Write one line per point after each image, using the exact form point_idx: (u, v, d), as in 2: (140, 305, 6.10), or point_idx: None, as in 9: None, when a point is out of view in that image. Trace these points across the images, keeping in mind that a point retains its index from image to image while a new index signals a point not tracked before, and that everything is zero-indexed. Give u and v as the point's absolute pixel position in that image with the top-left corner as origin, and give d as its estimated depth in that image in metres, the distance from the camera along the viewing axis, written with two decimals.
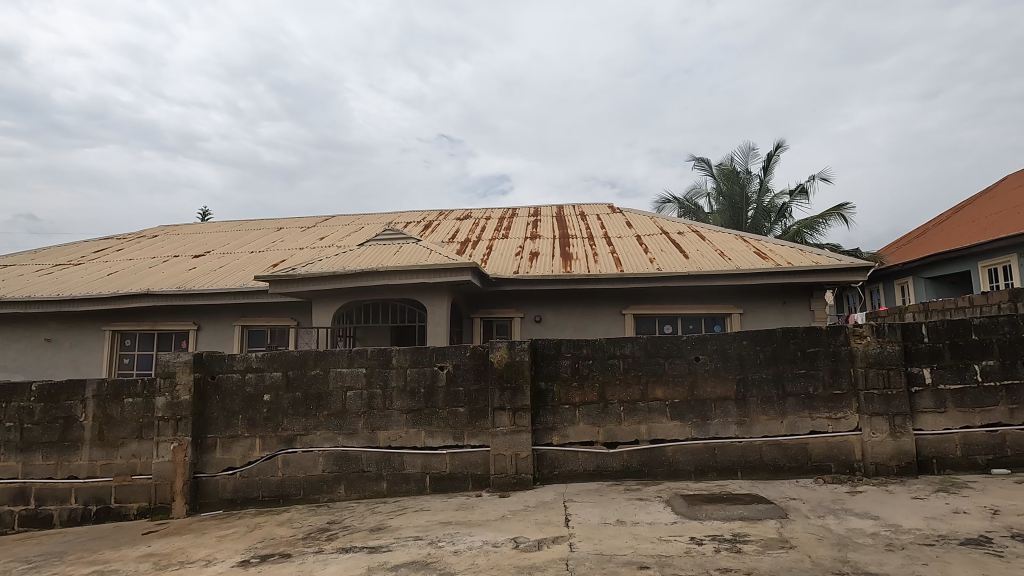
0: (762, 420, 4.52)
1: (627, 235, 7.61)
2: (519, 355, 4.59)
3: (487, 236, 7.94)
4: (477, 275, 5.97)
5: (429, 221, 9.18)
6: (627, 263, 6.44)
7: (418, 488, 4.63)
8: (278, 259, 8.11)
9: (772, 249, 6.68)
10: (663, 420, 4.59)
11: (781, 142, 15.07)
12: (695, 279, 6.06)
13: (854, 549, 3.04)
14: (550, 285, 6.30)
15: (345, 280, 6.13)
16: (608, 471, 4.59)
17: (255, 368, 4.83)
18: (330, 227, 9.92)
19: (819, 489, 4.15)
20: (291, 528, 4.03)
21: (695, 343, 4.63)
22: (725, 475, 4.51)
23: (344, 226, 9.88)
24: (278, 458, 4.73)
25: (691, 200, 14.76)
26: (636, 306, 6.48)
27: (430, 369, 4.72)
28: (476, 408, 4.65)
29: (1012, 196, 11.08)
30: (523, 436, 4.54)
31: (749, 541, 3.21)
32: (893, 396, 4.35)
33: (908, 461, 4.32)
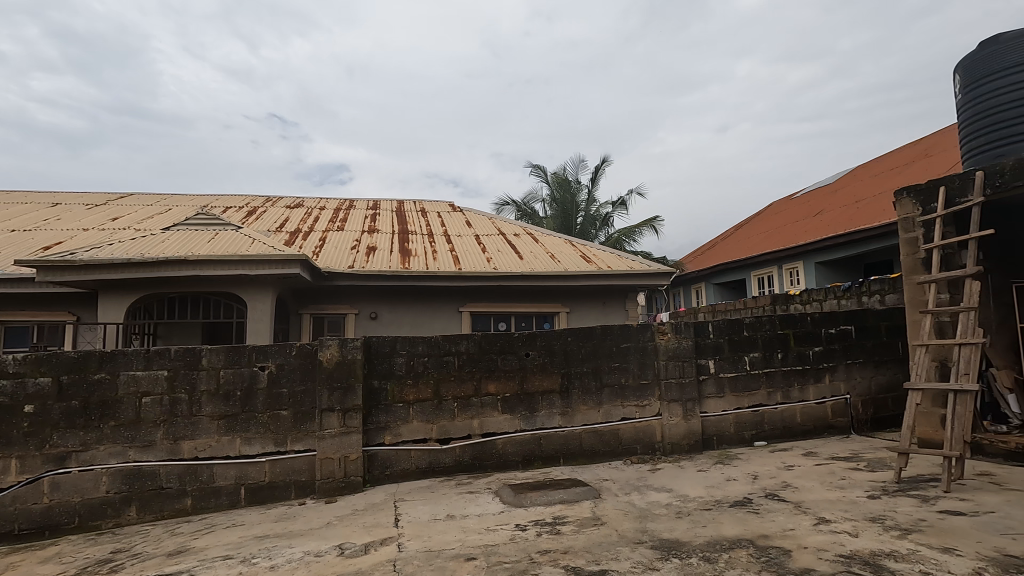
0: (582, 410, 4.93)
1: (466, 234, 7.74)
2: (351, 353, 4.40)
3: (320, 227, 7.47)
4: (307, 268, 5.59)
5: (253, 207, 8.35)
6: (465, 262, 6.55)
7: (230, 502, 4.18)
8: (51, 241, 6.69)
9: (595, 253, 7.33)
10: (494, 414, 4.76)
11: (607, 157, 16.62)
12: (528, 279, 6.40)
13: (652, 520, 3.47)
14: (387, 281, 6.14)
15: (144, 269, 5.29)
16: (440, 467, 4.62)
17: (12, 374, 3.93)
18: (126, 206, 8.48)
19: (626, 469, 4.66)
20: (59, 564, 3.35)
21: (525, 340, 4.89)
22: (549, 463, 4.82)
23: (145, 206, 8.53)
24: (43, 481, 3.91)
25: (527, 204, 15.55)
26: (472, 303, 6.63)
27: (248, 370, 4.29)
28: (302, 410, 4.34)
29: (776, 218, 13.63)
30: (353, 438, 4.35)
31: (567, 522, 3.48)
32: (686, 384, 5.06)
33: (695, 439, 5.05)
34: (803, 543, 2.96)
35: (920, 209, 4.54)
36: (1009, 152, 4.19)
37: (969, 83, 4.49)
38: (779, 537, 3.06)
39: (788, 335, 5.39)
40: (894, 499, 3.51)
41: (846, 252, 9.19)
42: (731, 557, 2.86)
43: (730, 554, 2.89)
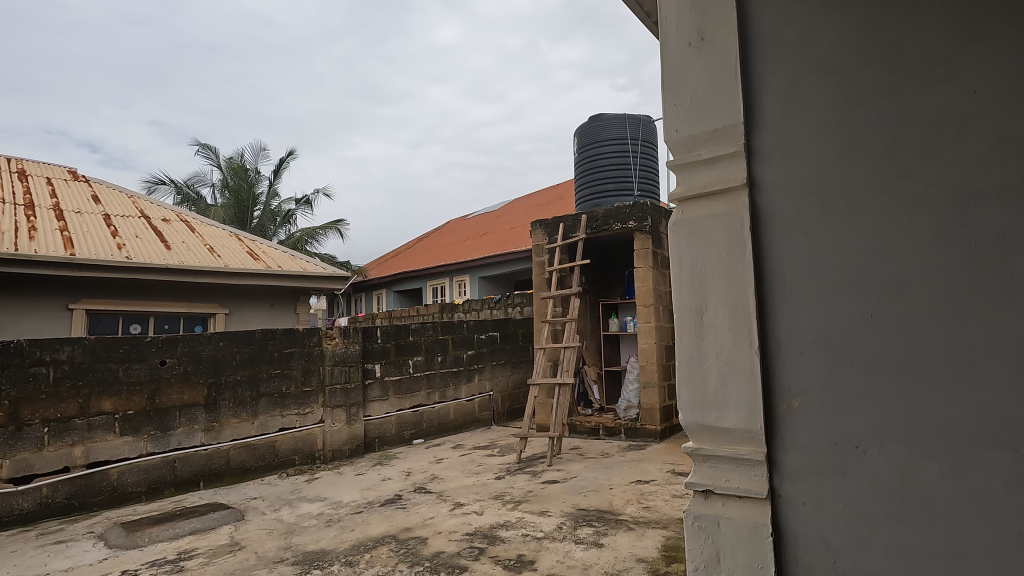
0: (232, 423, 4.39)
1: (91, 211, 6.12)
2: None
3: None
4: None
5: None
6: (82, 246, 5.14)
7: None
8: None
9: (264, 251, 6.73)
10: (107, 437, 3.82)
11: (293, 150, 15.61)
12: (174, 273, 5.43)
13: (298, 534, 3.31)
14: None
15: None
16: (11, 516, 3.44)
17: None
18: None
19: (280, 484, 4.35)
20: None
21: (161, 345, 4.10)
22: (184, 489, 4.13)
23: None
24: None
25: (191, 187, 13.35)
26: (91, 299, 5.25)
27: None
28: None
29: (451, 235, 15.09)
30: None
31: (195, 555, 3.01)
32: (351, 389, 5.06)
33: (357, 444, 5.08)
34: (438, 528, 3.25)
35: (547, 239, 5.62)
36: (602, 204, 5.58)
37: (583, 146, 5.81)
38: (419, 527, 3.30)
39: (447, 340, 5.96)
40: (513, 477, 4.21)
41: (501, 269, 10.79)
42: (372, 555, 2.93)
43: (372, 553, 2.96)
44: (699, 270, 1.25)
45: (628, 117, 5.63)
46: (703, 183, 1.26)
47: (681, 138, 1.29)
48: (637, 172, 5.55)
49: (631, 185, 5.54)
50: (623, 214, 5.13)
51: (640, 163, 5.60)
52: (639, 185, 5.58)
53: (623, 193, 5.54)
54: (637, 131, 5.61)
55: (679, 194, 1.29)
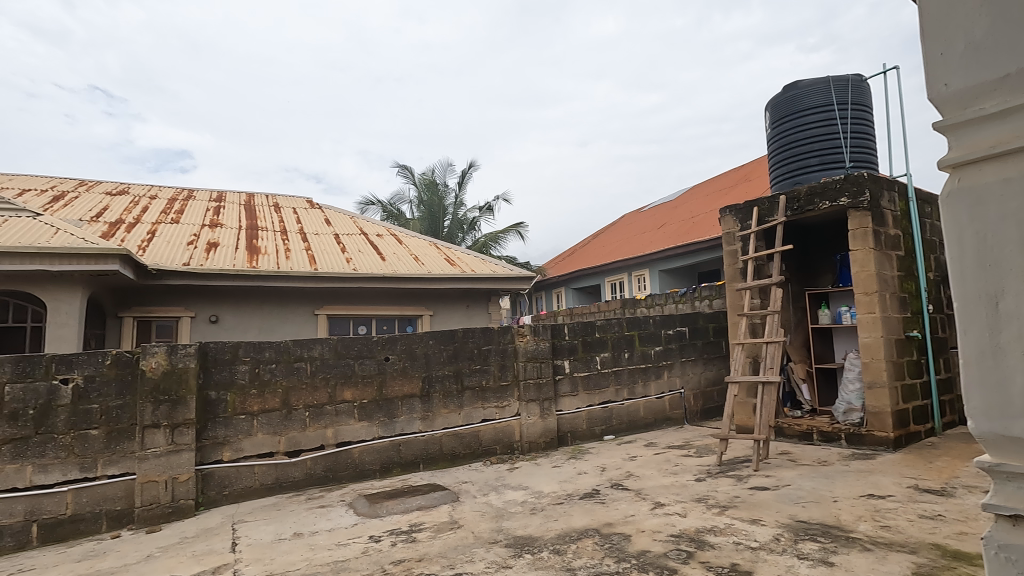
0: (443, 413, 4.89)
1: (325, 232, 7.33)
2: (182, 361, 3.89)
3: (150, 219, 6.53)
4: (131, 263, 4.76)
5: (58, 190, 6.90)
6: (321, 262, 6.18)
7: (17, 544, 3.43)
8: None
9: (458, 256, 7.37)
10: (350, 422, 4.53)
11: (474, 162, 16.84)
12: (389, 280, 6.23)
13: (508, 518, 3.55)
14: (231, 281, 5.57)
15: None
16: (288, 482, 4.27)
17: None
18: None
19: (486, 470, 4.72)
20: None
21: (385, 343, 4.73)
22: (408, 469, 4.71)
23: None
24: None
25: (393, 205, 15.21)
26: (329, 306, 6.29)
27: (45, 385, 3.56)
28: (117, 428, 3.71)
29: (627, 229, 14.85)
30: (183, 456, 3.84)
31: (423, 529, 3.41)
32: (543, 384, 5.27)
33: (551, 437, 5.28)
34: (641, 527, 3.22)
35: (739, 226, 5.21)
36: (804, 181, 4.98)
37: (777, 119, 5.26)
38: (620, 523, 3.30)
39: (633, 336, 5.87)
40: (715, 480, 3.98)
41: (682, 262, 10.29)
42: (579, 547, 3.01)
43: (578, 544, 3.04)
44: (987, 246, 1.03)
45: (832, 79, 4.95)
46: (990, 143, 1.04)
47: (954, 93, 1.08)
48: (848, 141, 4.84)
49: (840, 156, 4.85)
50: (832, 190, 4.52)
51: (851, 130, 4.87)
52: (851, 156, 4.85)
53: (831, 167, 4.87)
54: (845, 95, 4.89)
55: (953, 160, 1.08)
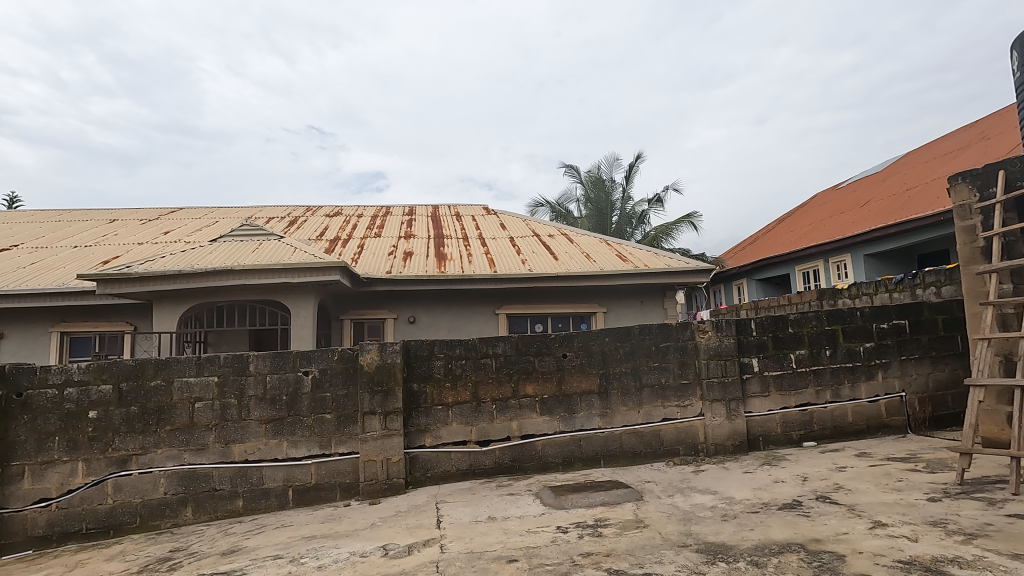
0: (622, 410, 4.86)
1: (501, 236, 7.77)
2: (390, 356, 4.44)
3: (359, 235, 7.59)
4: (347, 273, 5.58)
5: (292, 215, 8.38)
6: (500, 264, 6.57)
7: (279, 504, 4.25)
8: (110, 254, 6.20)
9: (630, 251, 7.26)
10: (533, 415, 4.75)
11: (641, 154, 16.39)
12: (563, 279, 6.38)
13: (696, 523, 3.39)
14: (424, 285, 6.22)
15: (194, 280, 5.15)
16: (480, 469, 4.64)
17: (77, 382, 4.06)
18: (171, 209, 8.58)
19: (669, 471, 4.58)
20: (123, 561, 3.48)
21: (562, 341, 4.86)
22: (589, 464, 4.78)
23: (193, 208, 8.61)
24: (107, 483, 4.02)
25: (561, 205, 15.53)
26: (508, 305, 6.66)
27: (293, 375, 4.35)
28: (344, 413, 4.39)
29: (820, 210, 13.18)
30: (394, 440, 4.39)
31: (609, 525, 3.43)
32: (729, 384, 4.93)
33: (740, 440, 4.92)
34: (858, 548, 2.83)
35: (978, 195, 4.29)
36: None
37: None
38: (831, 541, 2.95)
39: (836, 330, 5.19)
40: (956, 502, 3.33)
41: (896, 244, 8.79)
42: (781, 561, 2.76)
43: (780, 558, 2.79)
44: None
45: None
46: None
47: None
48: None
49: None
50: None
51: None
52: None
53: None
54: None
55: None
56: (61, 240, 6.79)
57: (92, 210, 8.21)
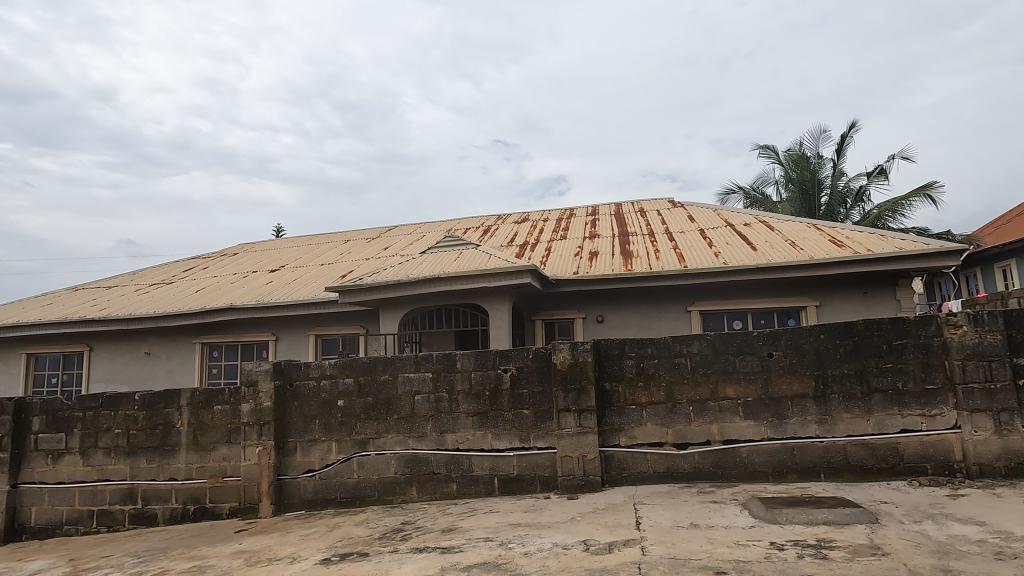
0: (845, 418, 4.25)
1: (690, 229, 7.37)
2: (582, 355, 4.51)
3: (546, 238, 7.88)
4: (537, 276, 5.83)
5: (486, 225, 9.05)
6: (690, 259, 6.24)
7: (487, 490, 4.63)
8: (347, 269, 7.40)
9: (848, 236, 6.30)
10: (735, 420, 4.41)
11: (856, 122, 14.08)
12: (763, 271, 5.80)
13: (957, 558, 2.80)
14: (612, 284, 6.20)
15: (410, 288, 5.88)
16: (679, 473, 4.46)
17: (329, 375, 4.91)
18: (388, 227, 9.91)
19: (914, 492, 3.86)
20: (367, 528, 4.11)
21: (767, 339, 4.42)
22: (806, 477, 4.27)
23: (404, 225, 9.83)
24: (353, 460, 4.80)
25: (758, 190, 14.17)
26: (701, 301, 6.30)
27: (494, 372, 4.70)
28: (541, 410, 4.60)
29: None
30: (589, 437, 4.46)
31: (836, 547, 3.02)
32: (997, 391, 3.97)
33: (1017, 462, 3.93)
34: None
35: None
36: None
37: None
38: None
39: None
40: None
41: None
42: None
43: None
44: None
45: None
46: None
47: None
48: None
49: None
50: None
51: None
52: None
53: None
54: None
55: None
56: (313, 260, 8.31)
57: (331, 233, 9.89)
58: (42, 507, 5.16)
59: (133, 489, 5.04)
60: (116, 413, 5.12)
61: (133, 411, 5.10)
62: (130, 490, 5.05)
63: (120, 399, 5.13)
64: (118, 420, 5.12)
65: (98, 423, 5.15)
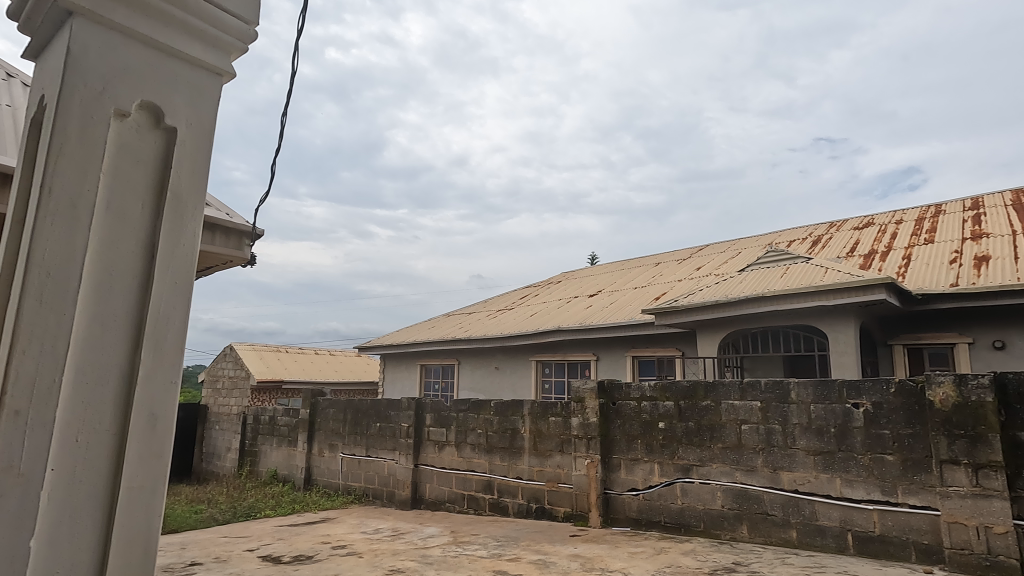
0: None
1: None
2: (974, 394, 3.41)
3: (902, 244, 6.41)
4: (895, 292, 4.76)
5: (816, 234, 7.91)
6: None
7: (837, 547, 3.92)
8: (660, 291, 7.46)
9: None
10: None
11: None
12: None
13: None
14: (1014, 299, 4.62)
15: (728, 309, 5.54)
16: None
17: (649, 397, 4.95)
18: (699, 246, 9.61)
19: None
20: (695, 559, 3.94)
21: None
22: None
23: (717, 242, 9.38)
24: (676, 486, 4.71)
25: None
26: None
27: (841, 407, 3.99)
28: (913, 458, 3.68)
29: None
30: (993, 504, 3.31)
31: None
32: None
33: None
34: None
35: None
36: None
37: None
38: None
39: None
40: None
41: None
42: None
43: None
44: None
45: None
46: None
47: None
48: None
49: None
50: None
51: None
52: None
53: None
54: None
55: None
56: (627, 284, 8.66)
57: (642, 257, 10.13)
58: (432, 485, 6.63)
59: (491, 481, 6.03)
60: (478, 416, 6.24)
61: (490, 416, 6.14)
62: (489, 482, 6.06)
63: (480, 405, 6.25)
64: (480, 422, 6.23)
65: (466, 423, 6.36)
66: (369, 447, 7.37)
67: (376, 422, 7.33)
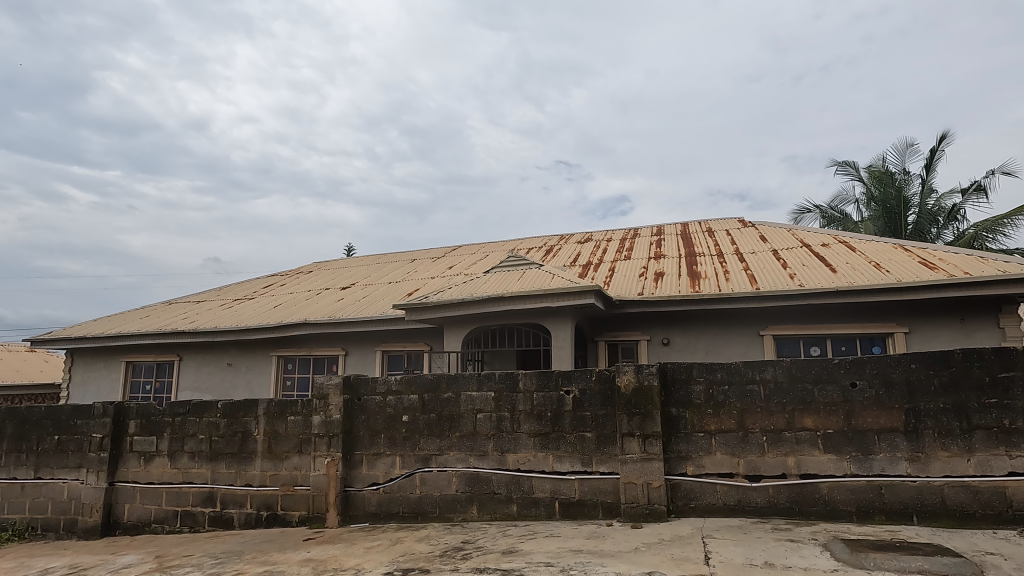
0: (941, 456, 3.85)
1: (762, 250, 7.08)
2: (647, 379, 4.34)
3: (609, 258, 7.79)
4: (601, 297, 5.76)
5: (549, 244, 9.08)
6: (762, 281, 6.00)
7: (547, 513, 4.56)
8: (412, 287, 7.62)
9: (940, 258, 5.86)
10: (814, 453, 4.08)
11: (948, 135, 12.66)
12: (843, 295, 5.50)
13: None
14: (676, 306, 6.04)
15: (472, 307, 5.96)
16: (752, 507, 4.15)
17: (395, 391, 5.01)
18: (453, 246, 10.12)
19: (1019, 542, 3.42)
20: (428, 545, 4.13)
21: (850, 367, 4.07)
22: (896, 520, 3.88)
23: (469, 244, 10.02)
24: (416, 476, 4.87)
25: (837, 208, 13.46)
26: (775, 325, 6.09)
27: (556, 394, 4.64)
28: (604, 433, 4.49)
29: None
30: (654, 464, 4.26)
31: None
32: None
33: None
34: None
35: None
36: None
37: None
38: None
39: None
40: None
41: None
42: None
43: None
44: None
45: None
46: None
47: None
48: None
49: None
50: None
51: None
52: None
53: None
54: None
55: None
56: (381, 278, 8.62)
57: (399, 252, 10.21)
58: (134, 505, 5.56)
59: (213, 492, 5.34)
60: (201, 420, 5.46)
61: (216, 419, 5.42)
62: (210, 493, 5.35)
63: (204, 406, 5.47)
64: (202, 426, 5.45)
65: (184, 428, 5.50)
66: (39, 467, 5.80)
67: (54, 435, 5.82)
